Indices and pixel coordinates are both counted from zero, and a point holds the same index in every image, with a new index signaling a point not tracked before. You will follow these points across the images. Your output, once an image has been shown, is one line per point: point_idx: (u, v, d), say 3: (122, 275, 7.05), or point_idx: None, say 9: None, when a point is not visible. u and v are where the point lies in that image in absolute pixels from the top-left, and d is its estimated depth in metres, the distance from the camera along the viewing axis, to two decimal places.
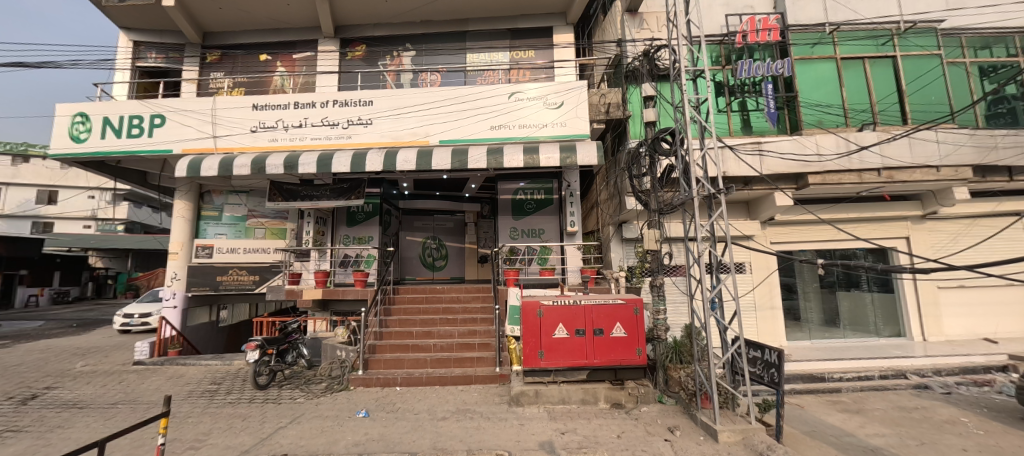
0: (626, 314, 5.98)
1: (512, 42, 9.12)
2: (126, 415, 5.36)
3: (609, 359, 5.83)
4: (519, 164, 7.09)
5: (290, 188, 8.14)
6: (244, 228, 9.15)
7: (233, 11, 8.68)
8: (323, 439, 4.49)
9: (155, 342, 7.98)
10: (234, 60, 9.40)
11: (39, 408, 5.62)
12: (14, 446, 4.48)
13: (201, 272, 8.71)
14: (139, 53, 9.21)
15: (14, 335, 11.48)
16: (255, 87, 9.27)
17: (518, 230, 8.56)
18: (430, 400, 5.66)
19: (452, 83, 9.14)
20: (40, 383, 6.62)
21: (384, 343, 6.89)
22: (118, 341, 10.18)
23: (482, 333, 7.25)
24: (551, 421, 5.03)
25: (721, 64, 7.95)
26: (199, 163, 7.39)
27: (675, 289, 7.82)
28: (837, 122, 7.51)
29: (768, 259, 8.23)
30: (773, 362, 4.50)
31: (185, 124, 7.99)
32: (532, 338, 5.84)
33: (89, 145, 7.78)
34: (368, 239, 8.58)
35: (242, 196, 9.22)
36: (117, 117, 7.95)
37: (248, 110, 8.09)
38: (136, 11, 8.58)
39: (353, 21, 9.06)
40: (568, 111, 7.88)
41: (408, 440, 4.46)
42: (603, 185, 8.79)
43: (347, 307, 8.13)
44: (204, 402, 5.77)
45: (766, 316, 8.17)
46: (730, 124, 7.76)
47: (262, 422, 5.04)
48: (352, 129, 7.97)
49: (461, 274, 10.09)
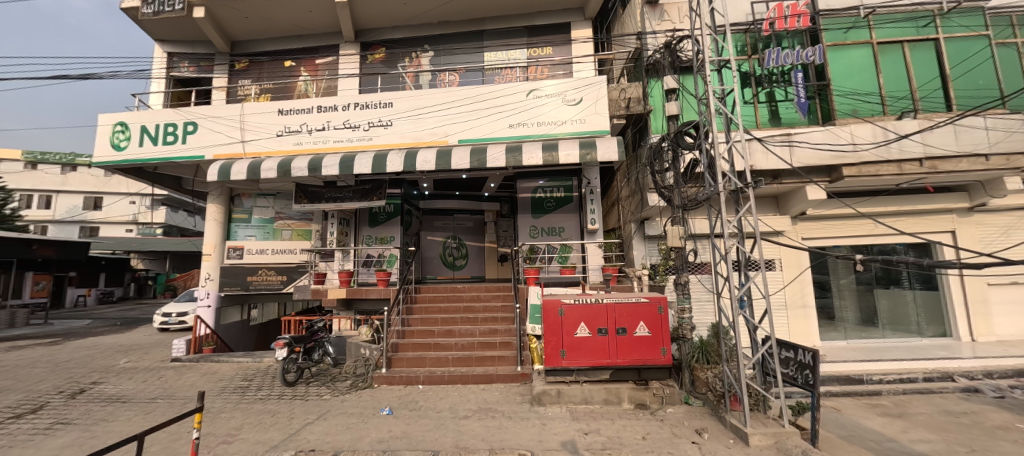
0: (650, 312, 5.85)
1: (529, 39, 9.06)
2: (164, 410, 5.62)
3: (632, 359, 5.72)
4: (538, 161, 7.02)
5: (314, 190, 8.32)
6: (272, 229, 9.43)
7: (259, 19, 8.98)
8: (348, 436, 4.58)
9: (191, 339, 8.25)
10: (260, 66, 9.71)
11: (85, 402, 5.96)
12: (62, 438, 4.77)
13: (231, 274, 8.98)
14: (172, 63, 9.66)
15: (64, 332, 12.24)
16: (281, 93, 9.58)
17: (537, 229, 8.50)
18: (452, 399, 5.68)
19: (470, 82, 9.16)
20: (86, 378, 7.02)
21: (407, 341, 6.97)
22: (157, 339, 10.69)
23: (502, 332, 7.24)
24: (573, 421, 4.96)
25: (747, 54, 7.66)
26: (229, 168, 7.65)
27: (700, 288, 7.69)
28: (874, 110, 7.12)
29: (800, 256, 7.87)
30: (807, 363, 4.34)
31: (215, 130, 8.31)
32: (552, 337, 5.79)
33: (128, 153, 8.19)
34: (389, 239, 8.72)
35: (269, 199, 9.48)
36: (152, 125, 8.33)
37: (274, 115, 8.34)
38: (169, 23, 8.99)
39: (373, 24, 9.21)
40: (586, 107, 7.76)
41: (429, 438, 4.49)
42: (624, 182, 8.62)
43: (371, 306, 8.26)
44: (235, 398, 5.97)
45: (798, 315, 7.78)
46: (757, 116, 7.49)
47: (290, 418, 5.18)
48: (373, 131, 8.10)
49: (481, 273, 10.10)
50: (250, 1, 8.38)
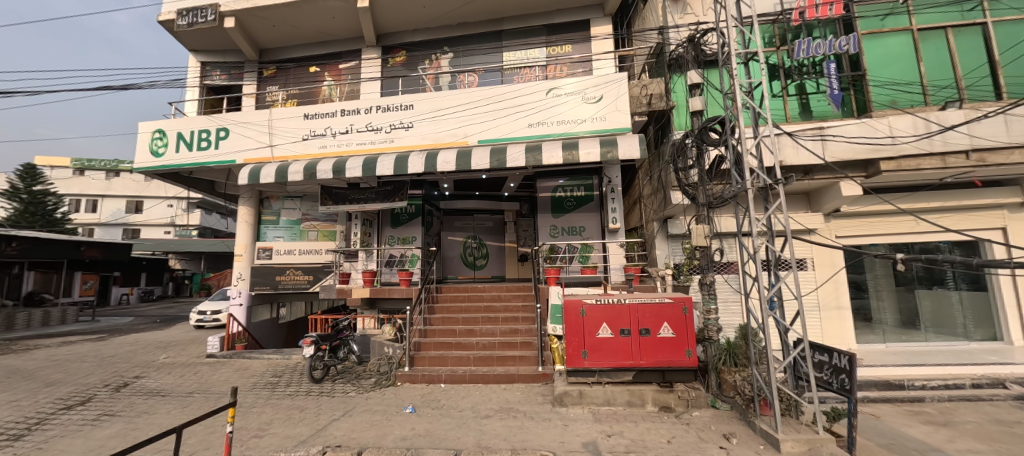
0: (674, 313, 5.71)
1: (548, 37, 9.03)
2: (200, 404, 5.88)
3: (656, 361, 5.60)
4: (558, 160, 6.97)
5: (339, 191, 8.52)
6: (299, 230, 9.71)
7: (285, 27, 9.27)
8: (373, 433, 4.66)
9: (225, 336, 8.65)
10: (287, 73, 10.03)
11: (129, 395, 6.30)
12: (108, 429, 5.06)
13: (262, 273, 9.26)
14: (205, 71, 10.11)
15: (110, 329, 12.98)
16: (306, 98, 9.84)
17: (557, 228, 8.44)
18: (473, 398, 5.71)
19: (489, 82, 9.19)
20: (129, 372, 7.43)
21: (428, 340, 7.05)
22: (193, 335, 11.20)
23: (523, 332, 7.22)
24: (596, 423, 4.89)
25: (775, 45, 7.45)
26: (258, 171, 7.93)
27: (726, 288, 7.46)
28: (914, 100, 6.75)
29: (834, 255, 7.51)
30: (843, 368, 4.14)
31: (245, 135, 8.63)
32: (574, 337, 5.75)
33: (166, 158, 8.63)
34: (411, 240, 8.86)
35: (296, 201, 9.77)
36: (188, 131, 8.74)
37: (300, 119, 8.60)
38: (202, 34, 9.41)
39: (393, 28, 9.36)
40: (607, 105, 7.65)
41: (452, 437, 4.52)
42: (646, 180, 8.46)
43: (393, 305, 8.40)
44: (266, 394, 6.18)
45: (832, 317, 7.43)
46: (788, 109, 7.25)
47: (318, 414, 5.32)
48: (395, 133, 8.24)
49: (502, 273, 10.12)
50: (276, 10, 8.67)
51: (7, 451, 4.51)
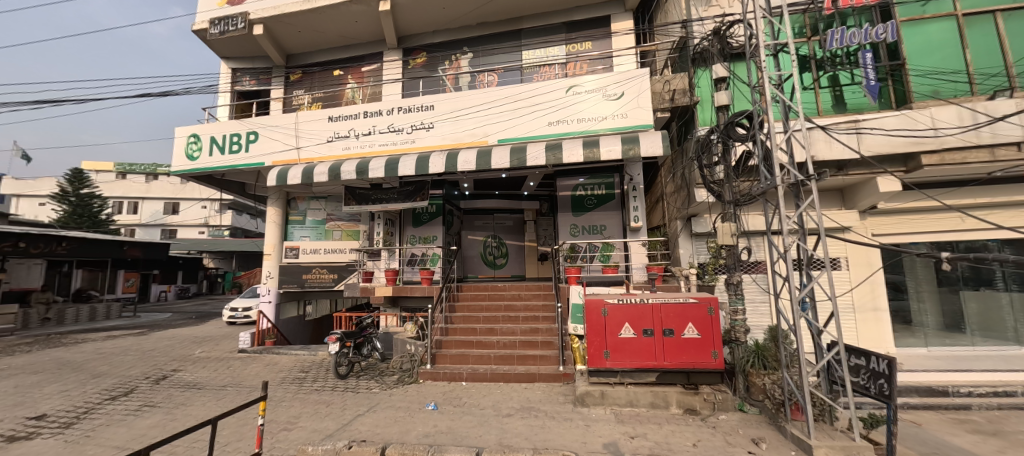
0: (699, 314, 5.56)
1: (568, 35, 8.97)
2: (233, 397, 6.13)
3: (680, 362, 5.49)
4: (578, 158, 6.91)
5: (362, 192, 8.70)
6: (324, 230, 9.99)
7: (310, 33, 9.54)
8: (396, 429, 4.75)
9: (255, 332, 8.95)
10: (312, 77, 10.32)
11: (167, 387, 6.62)
12: (149, 419, 5.33)
13: (290, 272, 9.67)
14: (235, 77, 10.51)
15: (150, 324, 13.68)
16: (331, 101, 10.12)
17: (578, 227, 8.38)
18: (494, 396, 5.73)
19: (509, 82, 9.19)
20: (168, 366, 7.81)
21: (450, 338, 7.11)
22: (226, 331, 11.68)
23: (544, 331, 7.20)
24: (618, 424, 4.83)
25: (806, 35, 7.18)
26: (286, 173, 8.19)
27: (754, 288, 7.23)
28: (959, 90, 6.35)
29: (871, 253, 7.14)
30: (882, 372, 3.95)
31: (273, 138, 8.92)
32: (596, 337, 5.69)
33: (200, 162, 9.02)
34: (432, 239, 8.98)
35: (322, 201, 10.04)
36: (220, 135, 9.11)
37: (325, 122, 8.83)
38: (233, 42, 9.78)
39: (414, 30, 9.49)
40: (628, 101, 7.53)
41: (474, 434, 4.55)
42: (668, 178, 8.30)
43: (416, 304, 8.52)
44: (294, 388, 6.38)
45: (868, 319, 7.08)
46: (820, 102, 6.99)
47: (343, 409, 5.46)
48: (416, 134, 8.35)
49: (522, 271, 10.11)
50: (302, 16, 8.92)
51: (59, 438, 4.81)
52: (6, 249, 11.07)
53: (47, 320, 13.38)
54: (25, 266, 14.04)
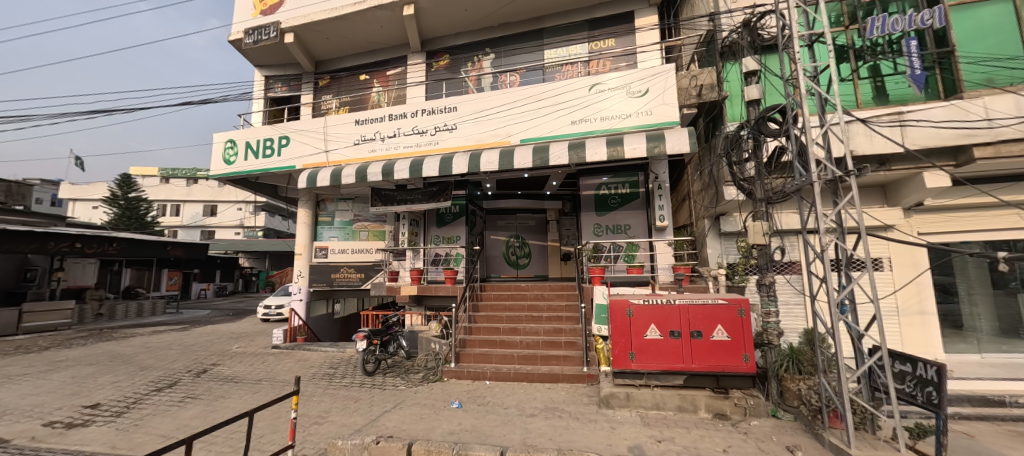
0: (729, 315, 5.38)
1: (591, 32, 8.89)
2: (267, 391, 6.39)
3: (709, 365, 5.32)
4: (602, 157, 6.82)
5: (387, 193, 8.89)
6: (352, 231, 10.23)
7: (338, 39, 9.84)
8: (421, 426, 4.83)
9: (288, 329, 9.35)
10: (339, 82, 10.63)
11: (207, 380, 6.98)
12: (191, 410, 5.64)
13: (319, 271, 9.99)
14: (268, 85, 10.95)
15: (192, 320, 14.44)
16: (357, 105, 10.39)
17: (601, 226, 8.28)
18: (518, 396, 5.73)
19: (531, 81, 9.17)
20: (208, 360, 8.22)
21: (474, 337, 7.17)
22: (261, 328, 12.20)
23: (567, 332, 7.15)
24: (644, 427, 4.74)
25: (844, 24, 6.83)
26: (315, 175, 8.47)
27: (787, 289, 6.95)
28: (1018, 77, 5.88)
29: (918, 254, 6.71)
30: (930, 379, 3.73)
31: (303, 142, 9.24)
32: (621, 338, 5.61)
33: (237, 166, 9.46)
34: (456, 239, 9.08)
35: (349, 202, 10.30)
36: (254, 140, 9.51)
37: (352, 125, 9.08)
38: (266, 51, 10.20)
39: (437, 33, 9.62)
40: (653, 98, 7.38)
41: (498, 433, 4.56)
42: (695, 175, 8.09)
43: (440, 302, 8.61)
44: (324, 384, 6.59)
45: (914, 323, 6.66)
46: (859, 94, 6.63)
47: (371, 405, 5.60)
48: (439, 135, 8.47)
49: (545, 271, 10.08)
50: (330, 23, 9.21)
51: (111, 425, 5.15)
52: (63, 249, 11.92)
53: (100, 315, 14.35)
54: (81, 265, 15.11)
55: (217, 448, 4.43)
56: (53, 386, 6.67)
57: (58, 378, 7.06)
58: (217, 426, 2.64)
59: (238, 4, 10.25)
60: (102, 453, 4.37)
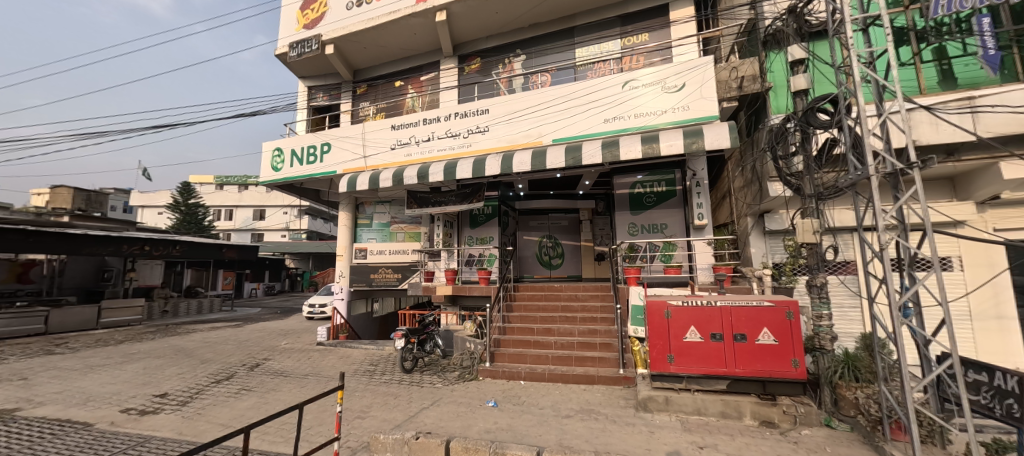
0: (776, 318, 5.11)
1: (623, 28, 8.72)
2: (314, 385, 6.74)
3: (755, 370, 5.08)
4: (636, 154, 6.68)
5: (422, 195, 9.13)
6: (389, 232, 10.56)
7: (374, 48, 10.22)
8: (459, 423, 4.92)
9: (331, 327, 9.91)
10: (376, 90, 11.04)
11: (260, 374, 7.45)
12: (247, 401, 6.04)
13: (359, 271, 10.40)
14: (311, 94, 11.53)
15: (245, 317, 15.45)
16: (392, 111, 10.72)
17: (636, 226, 8.11)
18: (553, 397, 5.72)
19: (562, 80, 9.12)
20: (259, 355, 8.76)
21: (508, 337, 7.22)
22: (306, 325, 12.87)
23: (602, 333, 7.05)
24: (685, 433, 4.59)
25: (903, 3, 6.33)
26: (355, 180, 8.82)
27: (842, 291, 6.52)
28: None
29: (994, 252, 6.10)
30: (1010, 391, 3.39)
31: (343, 148, 9.67)
32: (658, 340, 5.47)
33: (284, 172, 10.04)
34: (489, 239, 9.19)
35: (386, 205, 10.65)
36: (299, 148, 10.06)
37: (388, 130, 9.40)
38: (308, 63, 10.76)
39: (468, 37, 9.77)
40: (690, 93, 7.15)
41: (534, 433, 4.58)
42: (737, 172, 7.76)
43: (474, 302, 8.72)
44: (366, 380, 6.87)
45: (990, 328, 6.05)
46: (923, 78, 6.15)
47: (410, 401, 5.76)
48: (472, 138, 8.60)
49: (578, 272, 9.99)
50: (366, 33, 9.59)
51: (178, 413, 5.60)
52: (135, 251, 13.10)
53: (165, 312, 15.64)
54: (151, 266, 16.50)
55: (271, 437, 4.72)
56: (128, 376, 7.35)
57: (132, 369, 7.77)
58: (273, 417, 2.80)
59: (283, 20, 10.88)
60: (171, 438, 4.77)
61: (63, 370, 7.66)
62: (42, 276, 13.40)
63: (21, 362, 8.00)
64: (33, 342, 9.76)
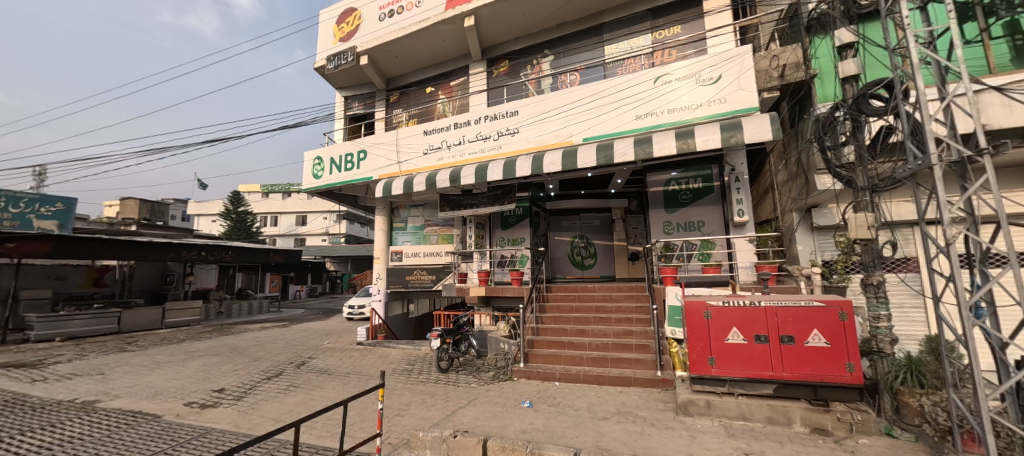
0: (828, 319, 4.81)
1: (654, 22, 8.53)
2: (356, 383, 7.03)
3: (805, 374, 4.80)
4: (671, 150, 6.51)
5: (455, 198, 9.30)
6: (423, 235, 10.86)
7: (405, 56, 10.54)
8: (495, 423, 4.98)
9: (369, 327, 10.30)
10: (408, 97, 11.38)
11: (306, 371, 7.86)
12: (295, 397, 6.39)
13: (395, 273, 10.74)
14: (347, 104, 12.03)
15: (290, 318, 16.31)
16: (424, 116, 10.99)
17: (672, 224, 7.90)
18: (589, 398, 5.67)
19: (592, 79, 9.03)
20: (305, 354, 9.23)
21: (542, 338, 7.24)
22: (347, 326, 13.43)
23: (638, 334, 6.92)
24: (728, 438, 4.43)
25: None
26: (390, 185, 9.12)
27: (902, 291, 6.06)
28: None
29: None
30: None
31: (378, 154, 10.02)
32: (698, 342, 5.30)
33: (324, 180, 10.54)
34: (521, 240, 9.26)
35: (420, 209, 10.93)
36: (337, 156, 10.52)
37: (421, 136, 9.66)
38: (344, 74, 11.24)
39: (496, 40, 9.88)
40: (726, 85, 6.89)
41: (570, 435, 4.56)
42: (780, 165, 7.38)
43: (507, 303, 8.79)
44: (404, 378, 7.09)
45: None
46: (993, 56, 5.62)
47: (447, 400, 5.90)
48: (502, 140, 8.67)
49: (612, 272, 9.87)
50: (398, 42, 9.91)
51: (234, 408, 6.01)
52: (193, 256, 14.14)
53: (220, 313, 16.81)
54: (207, 269, 17.89)
55: (318, 432, 4.97)
56: (190, 372, 7.97)
57: (193, 365, 8.42)
58: (318, 413, 2.99)
59: (320, 34, 11.42)
60: (228, 430, 5.13)
61: (134, 365, 8.41)
62: (115, 281, 14.74)
63: (99, 358, 8.85)
64: (108, 340, 10.78)
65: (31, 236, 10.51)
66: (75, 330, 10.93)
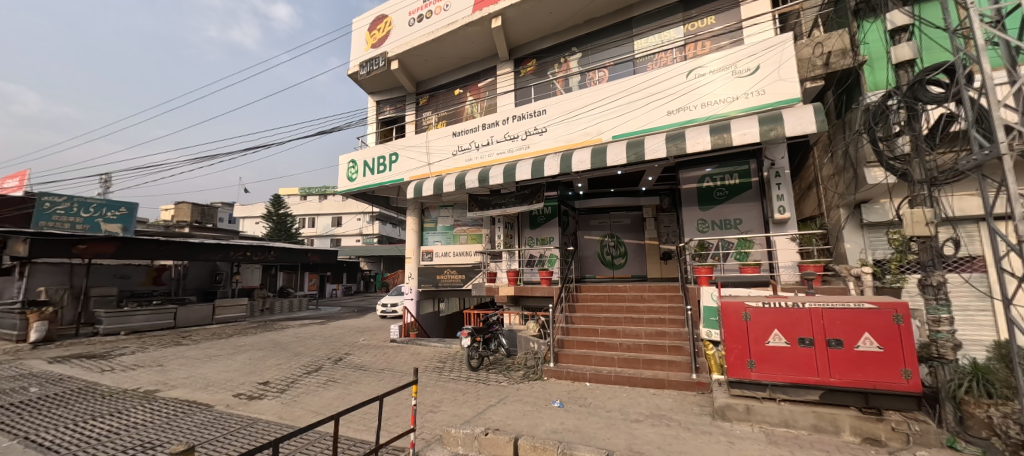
0: (880, 322, 4.48)
1: (686, 14, 8.27)
2: (390, 379, 7.26)
3: (855, 381, 4.52)
4: (705, 146, 6.29)
5: (483, 198, 9.41)
6: (453, 235, 11.04)
7: (434, 60, 10.75)
8: (525, 422, 5.00)
9: (402, 325, 10.60)
10: (437, 99, 11.61)
11: (343, 367, 8.19)
12: (333, 391, 6.68)
13: (427, 273, 10.98)
14: (379, 108, 12.40)
15: (327, 316, 17.01)
16: (452, 118, 11.17)
17: (706, 222, 7.65)
18: (621, 400, 5.58)
19: (621, 75, 8.88)
20: (341, 350, 9.61)
21: (571, 338, 7.19)
22: (381, 323, 13.88)
23: (672, 335, 6.73)
24: (769, 445, 4.24)
25: None
26: (421, 186, 9.33)
27: (966, 292, 5.59)
28: None
29: None
30: None
31: (409, 157, 10.29)
32: (736, 344, 5.11)
33: (358, 182, 10.92)
34: (549, 240, 9.23)
35: (449, 209, 11.12)
36: (370, 159, 10.88)
37: (449, 137, 9.83)
38: (376, 79, 11.61)
39: (523, 40, 9.91)
40: (765, 76, 6.58)
41: (601, 436, 4.52)
42: (826, 158, 6.98)
43: (537, 303, 8.80)
44: (436, 376, 7.24)
45: None
46: None
47: (477, 398, 5.98)
48: (530, 139, 8.69)
49: (643, 272, 9.68)
50: (427, 46, 10.13)
51: (278, 400, 6.35)
52: (239, 256, 15.00)
53: (264, 310, 17.78)
54: (252, 269, 19.01)
55: (356, 425, 5.16)
56: (238, 365, 8.49)
57: (240, 359, 8.97)
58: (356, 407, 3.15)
59: (353, 42, 11.84)
60: (273, 421, 5.43)
61: (189, 358, 9.05)
62: (171, 279, 15.88)
63: (158, 351, 9.59)
64: (165, 334, 11.66)
65: (101, 238, 11.39)
66: (137, 325, 11.89)
